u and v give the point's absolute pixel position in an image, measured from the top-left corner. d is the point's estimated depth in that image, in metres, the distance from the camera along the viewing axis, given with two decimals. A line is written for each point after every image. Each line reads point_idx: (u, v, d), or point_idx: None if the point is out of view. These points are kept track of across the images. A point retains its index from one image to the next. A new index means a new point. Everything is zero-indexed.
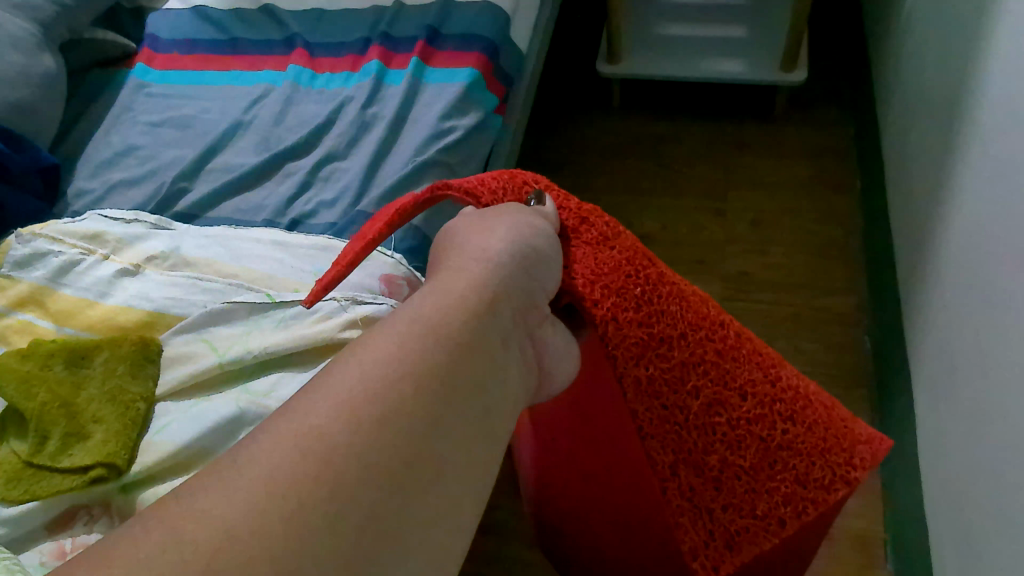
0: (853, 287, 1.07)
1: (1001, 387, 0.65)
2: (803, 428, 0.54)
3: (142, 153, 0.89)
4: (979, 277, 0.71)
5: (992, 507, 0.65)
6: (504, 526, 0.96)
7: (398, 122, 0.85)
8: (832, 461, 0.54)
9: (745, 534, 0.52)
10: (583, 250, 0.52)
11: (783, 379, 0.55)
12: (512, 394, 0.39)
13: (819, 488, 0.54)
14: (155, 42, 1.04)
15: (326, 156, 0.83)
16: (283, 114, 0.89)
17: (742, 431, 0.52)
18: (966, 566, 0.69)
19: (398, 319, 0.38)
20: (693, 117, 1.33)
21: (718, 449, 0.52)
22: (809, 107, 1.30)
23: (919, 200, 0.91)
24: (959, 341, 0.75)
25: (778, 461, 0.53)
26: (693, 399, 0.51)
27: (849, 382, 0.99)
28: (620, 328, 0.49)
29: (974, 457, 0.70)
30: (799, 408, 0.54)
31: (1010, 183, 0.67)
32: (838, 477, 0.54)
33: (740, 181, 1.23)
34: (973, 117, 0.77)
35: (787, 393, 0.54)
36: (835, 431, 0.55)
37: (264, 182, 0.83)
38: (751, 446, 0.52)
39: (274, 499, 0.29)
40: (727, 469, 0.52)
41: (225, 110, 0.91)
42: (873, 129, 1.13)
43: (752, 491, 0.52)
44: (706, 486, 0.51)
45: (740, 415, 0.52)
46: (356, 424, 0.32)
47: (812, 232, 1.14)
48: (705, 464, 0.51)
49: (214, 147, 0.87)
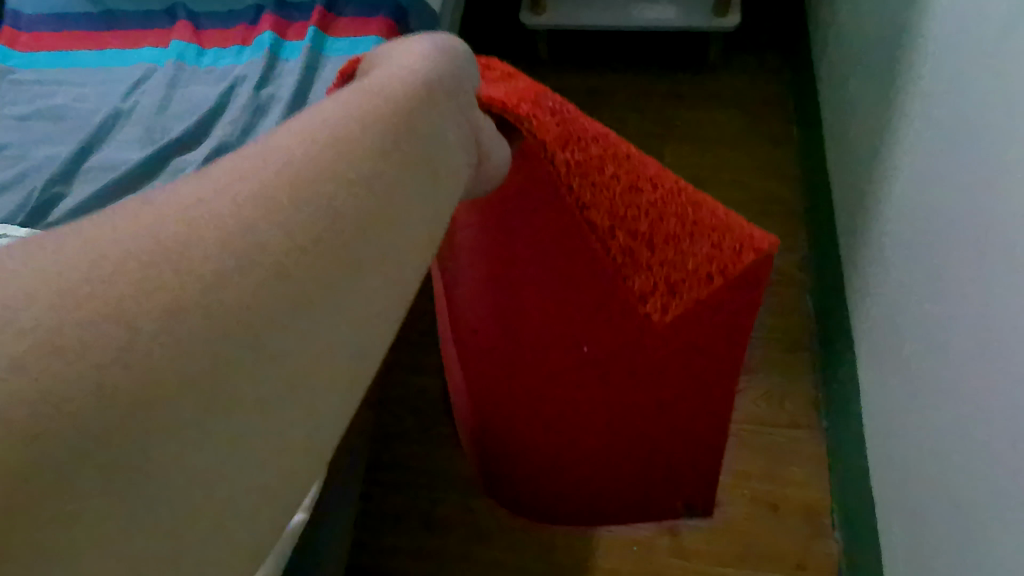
0: (793, 243, 1.05)
1: (967, 366, 0.62)
2: (711, 219, 0.54)
3: (10, 153, 0.78)
4: (937, 243, 0.69)
5: (958, 484, 0.63)
6: (447, 520, 0.91)
7: (298, 102, 0.76)
8: (729, 240, 0.55)
9: (682, 286, 0.55)
10: (492, 81, 0.55)
11: (682, 181, 0.56)
12: (453, 172, 0.43)
13: (732, 260, 0.55)
14: (18, 19, 0.92)
15: (218, 148, 0.74)
16: (168, 99, 0.79)
17: (661, 209, 0.54)
18: (929, 542, 0.67)
19: (331, 104, 0.41)
20: (622, 67, 1.26)
21: (642, 224, 0.54)
22: (741, 51, 1.25)
23: (861, 153, 0.88)
24: (918, 313, 0.72)
25: (695, 236, 0.54)
26: (615, 183, 0.54)
27: (791, 345, 0.97)
28: (541, 121, 0.52)
29: (936, 432, 0.67)
30: (701, 201, 0.55)
31: (970, 147, 0.64)
32: (738, 250, 0.55)
33: (674, 134, 1.17)
34: (924, 77, 0.73)
35: (687, 194, 0.55)
36: (731, 220, 0.55)
37: (150, 181, 0.74)
38: (670, 221, 0.54)
39: (66, 395, 0.25)
40: (656, 234, 0.54)
41: (103, 95, 0.81)
42: (810, 74, 1.09)
43: (679, 256, 0.55)
44: (641, 249, 0.54)
45: (654, 199, 0.54)
46: (262, 211, 0.33)
47: (752, 185, 1.10)
48: (635, 232, 0.54)
49: (92, 142, 0.77)
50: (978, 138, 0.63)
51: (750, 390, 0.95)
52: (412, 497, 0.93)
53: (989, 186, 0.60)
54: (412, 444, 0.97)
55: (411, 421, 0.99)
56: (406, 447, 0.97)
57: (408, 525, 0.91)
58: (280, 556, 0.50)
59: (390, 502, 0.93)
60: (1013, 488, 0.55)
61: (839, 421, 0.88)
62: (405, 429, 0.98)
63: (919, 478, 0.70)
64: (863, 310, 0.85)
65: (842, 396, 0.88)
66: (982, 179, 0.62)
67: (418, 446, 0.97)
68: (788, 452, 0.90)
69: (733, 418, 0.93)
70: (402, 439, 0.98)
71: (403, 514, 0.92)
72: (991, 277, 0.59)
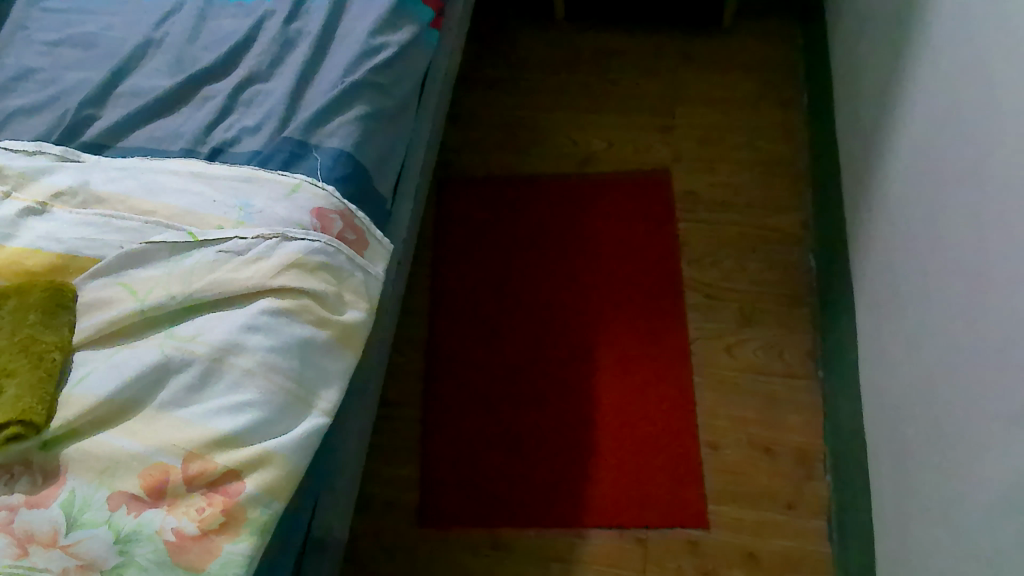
0: (799, 204, 1.07)
1: (962, 306, 0.65)
2: (669, 495, 0.89)
3: (43, 76, 0.79)
4: (938, 191, 0.72)
5: (946, 418, 0.66)
6: (452, 452, 0.95)
7: (325, 38, 0.78)
8: (680, 454, 0.92)
9: (667, 497, 0.89)
10: None
11: (652, 492, 0.90)
12: None
13: (691, 475, 0.90)
14: None
15: (246, 79, 0.75)
16: (197, 30, 0.81)
17: (635, 483, 0.90)
18: (916, 475, 0.71)
19: None
20: (637, 28, 1.27)
21: (624, 470, 0.91)
22: (757, 16, 1.26)
23: (871, 114, 0.91)
24: (917, 262, 0.75)
25: (672, 498, 0.89)
26: (574, 432, 0.94)
27: (791, 301, 1.00)
28: None
29: (928, 372, 0.70)
30: (668, 489, 0.90)
31: (975, 98, 0.66)
32: (692, 472, 0.90)
33: (685, 96, 1.19)
34: (937, 34, 0.75)
35: (652, 499, 0.89)
36: (680, 499, 0.89)
37: (179, 108, 0.76)
38: (646, 486, 0.90)
39: None
40: (635, 481, 0.90)
41: (133, 25, 0.82)
42: (825, 40, 1.11)
43: (654, 489, 0.90)
44: (625, 467, 0.91)
45: (635, 476, 0.91)
46: None
47: (760, 148, 1.13)
48: (623, 481, 0.91)
49: (123, 70, 0.78)
50: (978, 90, 0.66)
51: (750, 341, 0.98)
52: (411, 429, 0.97)
53: (985, 131, 0.64)
54: (412, 381, 1.00)
55: (416, 359, 1.02)
56: (407, 384, 1.00)
57: (407, 456, 0.95)
58: (303, 453, 0.58)
59: (391, 435, 0.97)
60: (991, 411, 0.59)
61: (835, 372, 0.91)
62: (408, 367, 1.01)
63: (908, 417, 0.74)
64: (866, 263, 0.88)
65: (838, 348, 0.91)
66: (979, 126, 0.65)
67: (420, 384, 1.00)
68: (782, 401, 0.94)
69: (733, 367, 0.96)
70: (403, 376, 1.00)
71: (405, 447, 0.96)
72: (983, 216, 0.63)
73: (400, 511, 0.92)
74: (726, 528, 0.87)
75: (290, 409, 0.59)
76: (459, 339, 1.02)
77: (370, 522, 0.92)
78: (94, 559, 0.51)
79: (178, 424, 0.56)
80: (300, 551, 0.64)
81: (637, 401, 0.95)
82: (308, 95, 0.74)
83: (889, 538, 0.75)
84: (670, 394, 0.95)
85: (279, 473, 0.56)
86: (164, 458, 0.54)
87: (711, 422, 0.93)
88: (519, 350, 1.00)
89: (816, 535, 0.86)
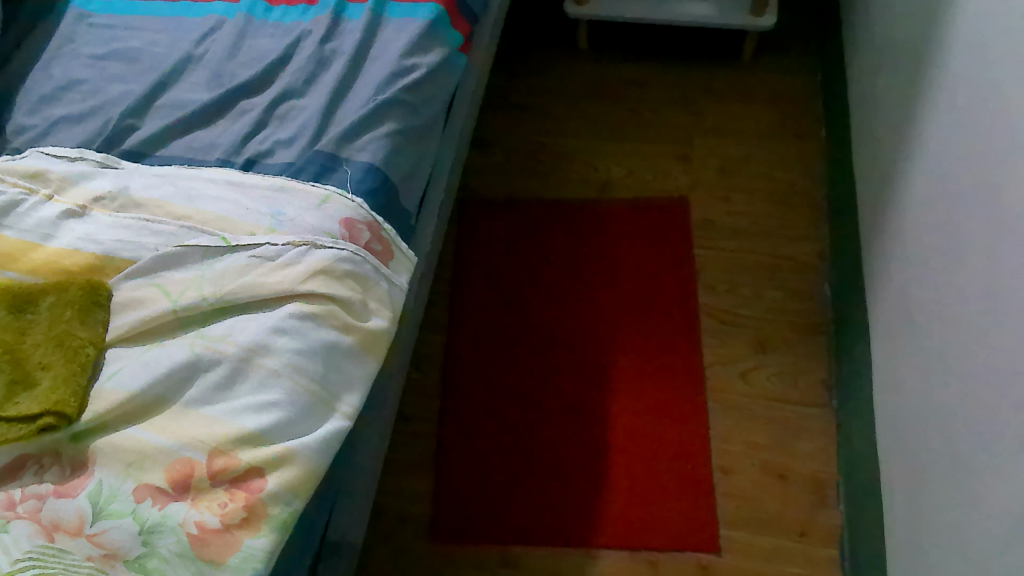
0: (815, 234, 1.09)
1: (974, 336, 0.66)
2: (680, 519, 0.89)
3: (87, 87, 0.82)
4: (953, 224, 0.73)
5: (957, 447, 0.67)
6: (464, 468, 0.95)
7: (359, 59, 0.81)
8: (691, 479, 0.92)
9: (678, 520, 0.89)
10: None
11: (663, 514, 0.90)
12: None
13: (703, 500, 0.90)
14: None
15: (282, 95, 0.78)
16: (236, 48, 0.84)
17: (646, 506, 0.91)
18: (927, 503, 0.71)
19: None
20: (659, 60, 1.30)
21: (635, 493, 0.91)
22: (777, 51, 1.28)
23: (888, 147, 0.92)
24: (931, 293, 0.76)
25: (683, 522, 0.89)
26: (586, 453, 0.94)
27: (805, 329, 1.01)
28: None
29: (941, 401, 0.71)
30: (678, 513, 0.90)
31: (989, 134, 0.68)
32: (703, 497, 0.91)
33: (705, 127, 1.21)
34: (954, 71, 0.77)
35: (663, 523, 0.89)
36: (691, 524, 0.89)
37: (216, 121, 0.79)
38: (657, 509, 0.90)
39: None
40: (646, 504, 0.91)
41: (175, 41, 0.85)
42: (843, 76, 1.13)
43: (665, 512, 0.90)
44: (636, 490, 0.92)
45: (646, 499, 0.91)
46: None
47: (778, 178, 1.14)
48: (633, 503, 0.91)
49: (164, 83, 0.82)
50: (992, 127, 0.67)
51: (764, 367, 0.98)
52: (425, 444, 0.98)
53: (1000, 164, 0.65)
54: (428, 397, 1.01)
55: (432, 375, 1.03)
56: (423, 399, 1.01)
57: (420, 471, 0.96)
58: (324, 454, 0.59)
59: (405, 449, 0.98)
60: (1001, 440, 0.60)
61: (849, 400, 0.92)
62: (424, 383, 1.02)
63: (921, 445, 0.74)
64: (881, 294, 0.89)
65: (853, 376, 0.92)
66: (994, 157, 0.66)
67: (435, 400, 1.01)
68: (795, 428, 0.94)
69: (747, 393, 0.97)
70: (419, 391, 1.02)
71: (418, 462, 0.97)
72: (998, 241, 0.64)
73: (411, 525, 0.93)
74: (738, 553, 0.87)
75: (313, 411, 0.60)
76: (475, 357, 1.03)
77: (381, 534, 0.92)
78: (118, 548, 0.52)
79: (205, 421, 0.57)
80: (316, 553, 0.65)
81: (649, 424, 0.96)
82: (340, 112, 0.77)
83: (900, 567, 0.75)
84: (682, 418, 0.96)
85: (300, 472, 0.57)
86: (189, 453, 0.56)
87: (724, 447, 0.94)
88: (534, 370, 1.01)
89: (828, 563, 0.86)
